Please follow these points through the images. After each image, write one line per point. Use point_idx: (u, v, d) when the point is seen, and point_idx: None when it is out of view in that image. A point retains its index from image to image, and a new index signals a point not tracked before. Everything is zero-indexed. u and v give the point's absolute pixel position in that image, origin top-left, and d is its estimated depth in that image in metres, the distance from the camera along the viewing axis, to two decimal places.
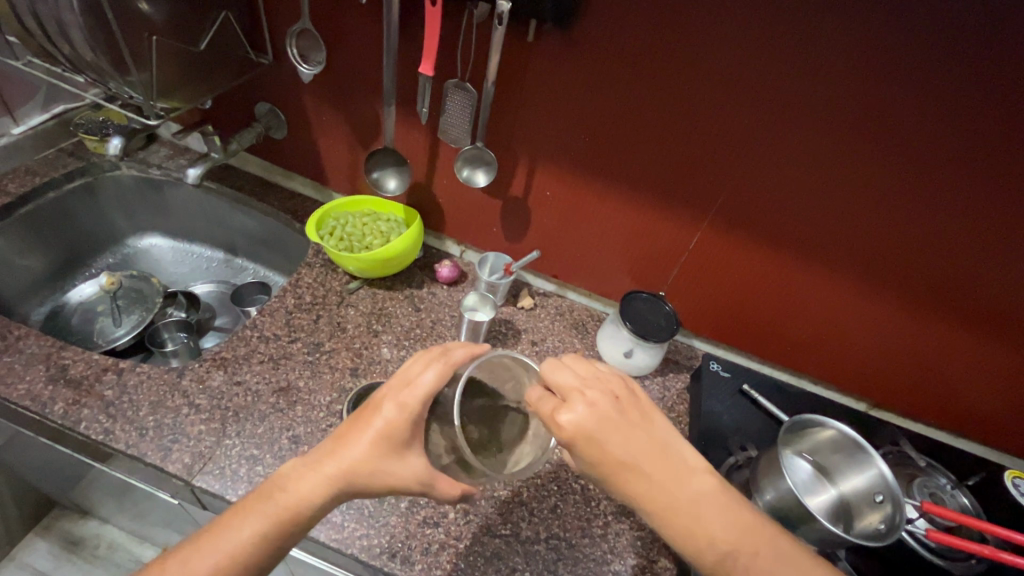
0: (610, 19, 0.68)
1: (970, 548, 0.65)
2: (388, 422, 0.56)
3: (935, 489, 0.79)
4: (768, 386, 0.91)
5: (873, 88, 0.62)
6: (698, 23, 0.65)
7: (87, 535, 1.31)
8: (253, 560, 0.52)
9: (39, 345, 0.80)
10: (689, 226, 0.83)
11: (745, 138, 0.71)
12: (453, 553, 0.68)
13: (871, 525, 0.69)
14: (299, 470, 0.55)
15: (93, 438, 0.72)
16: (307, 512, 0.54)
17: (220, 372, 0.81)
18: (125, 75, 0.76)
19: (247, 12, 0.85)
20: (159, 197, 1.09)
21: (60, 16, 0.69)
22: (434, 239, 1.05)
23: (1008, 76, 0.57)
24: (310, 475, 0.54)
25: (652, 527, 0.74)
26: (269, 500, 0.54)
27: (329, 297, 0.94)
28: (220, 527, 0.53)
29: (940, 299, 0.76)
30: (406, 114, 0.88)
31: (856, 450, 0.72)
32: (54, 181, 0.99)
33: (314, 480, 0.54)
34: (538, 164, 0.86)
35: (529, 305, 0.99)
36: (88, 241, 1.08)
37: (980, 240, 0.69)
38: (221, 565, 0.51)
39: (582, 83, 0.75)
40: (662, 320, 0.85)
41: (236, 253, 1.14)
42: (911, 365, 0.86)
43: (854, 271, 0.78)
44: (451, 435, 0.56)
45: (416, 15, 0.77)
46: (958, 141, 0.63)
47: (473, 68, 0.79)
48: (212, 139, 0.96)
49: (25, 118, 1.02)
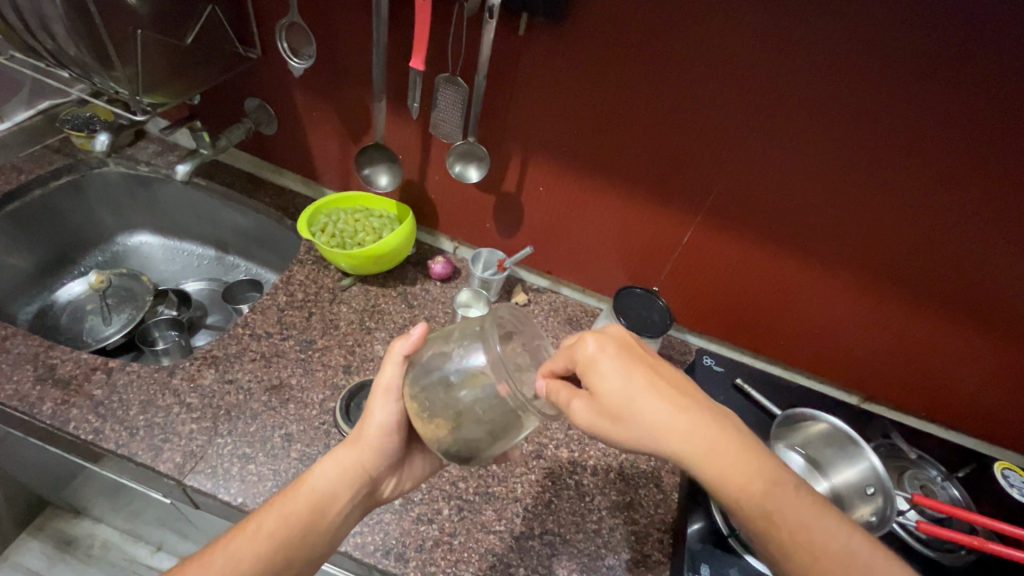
0: (603, 12, 0.67)
1: (961, 539, 0.65)
2: (390, 416, 0.61)
3: (925, 481, 0.81)
4: (761, 381, 0.91)
5: (865, 82, 0.62)
6: (692, 17, 0.64)
7: (80, 535, 1.30)
8: (278, 556, 0.55)
9: (27, 345, 0.79)
10: (682, 219, 0.83)
11: (739, 130, 0.71)
12: (448, 549, 0.68)
13: (862, 517, 0.69)
14: (314, 469, 0.60)
15: (82, 438, 0.72)
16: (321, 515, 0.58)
17: (211, 370, 0.80)
18: (111, 71, 0.75)
19: (235, 6, 0.84)
20: (148, 194, 1.08)
21: (41, 9, 0.68)
22: (427, 236, 1.04)
23: (999, 70, 0.57)
24: (324, 471, 0.60)
25: (646, 522, 0.74)
26: (290, 501, 0.58)
27: (321, 294, 0.93)
28: (244, 529, 0.56)
29: (934, 292, 0.77)
30: (398, 110, 0.88)
31: (849, 443, 0.73)
32: (40, 178, 0.98)
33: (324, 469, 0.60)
34: (531, 159, 0.85)
35: (523, 301, 0.99)
36: (76, 239, 1.07)
37: (972, 233, 0.69)
38: (246, 564, 0.53)
39: (574, 77, 0.74)
40: (656, 315, 0.85)
41: (227, 250, 1.13)
42: (903, 357, 0.86)
43: (849, 263, 0.78)
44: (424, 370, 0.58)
45: (407, 9, 0.77)
46: (953, 135, 0.62)
47: (464, 62, 0.78)
48: (200, 135, 0.94)
49: (10, 114, 1.01)
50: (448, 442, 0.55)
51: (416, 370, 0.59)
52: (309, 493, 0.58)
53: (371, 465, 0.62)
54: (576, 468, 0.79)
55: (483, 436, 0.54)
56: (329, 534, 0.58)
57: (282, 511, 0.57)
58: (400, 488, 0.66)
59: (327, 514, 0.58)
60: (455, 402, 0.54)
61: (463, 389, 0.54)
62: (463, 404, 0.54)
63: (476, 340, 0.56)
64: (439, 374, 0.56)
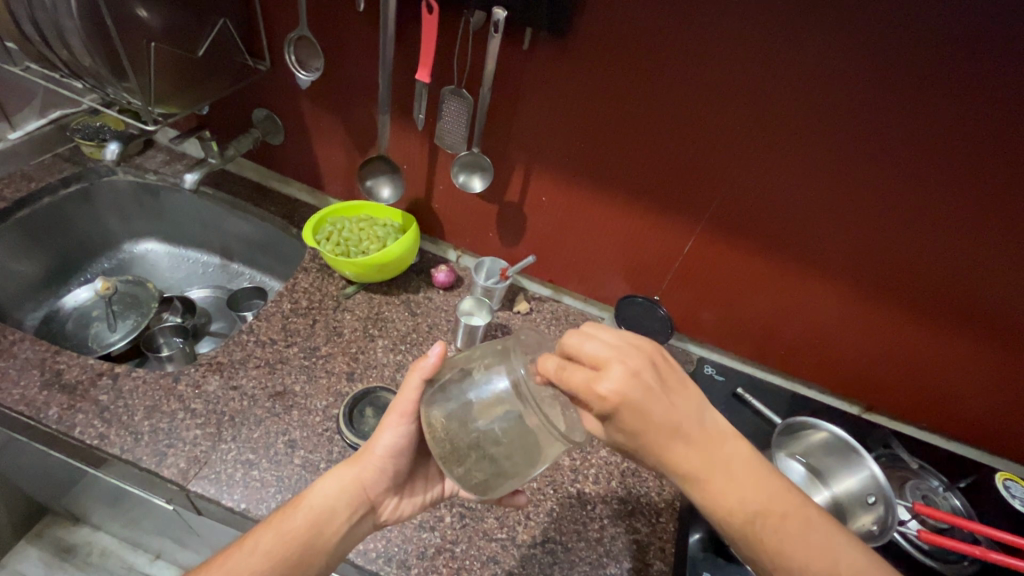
0: (607, 26, 0.69)
1: (961, 548, 0.65)
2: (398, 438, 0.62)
3: (928, 491, 0.81)
4: (763, 391, 0.92)
5: (862, 93, 0.63)
6: (692, 31, 0.66)
7: (79, 542, 1.30)
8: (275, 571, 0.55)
9: (34, 350, 0.80)
10: (682, 229, 0.84)
11: (738, 140, 0.72)
12: (450, 557, 0.68)
13: (864, 526, 0.70)
14: (315, 485, 0.61)
15: (87, 443, 0.72)
16: (320, 539, 0.58)
17: (216, 376, 0.81)
18: (124, 82, 0.76)
19: (244, 19, 0.86)
20: (156, 202, 1.09)
21: (58, 19, 0.69)
22: (430, 245, 1.05)
23: (993, 80, 0.58)
24: (325, 487, 0.61)
25: (648, 530, 0.75)
26: (290, 517, 0.58)
27: (325, 301, 0.94)
28: (241, 545, 0.56)
29: (933, 303, 0.77)
30: (403, 120, 0.89)
31: (849, 452, 0.75)
32: (50, 187, 1.00)
33: (323, 490, 0.60)
34: (534, 169, 0.87)
35: (525, 310, 0.99)
36: (84, 247, 1.08)
37: (969, 242, 0.70)
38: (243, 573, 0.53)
39: (577, 88, 0.76)
40: (656, 324, 0.87)
41: (232, 259, 1.14)
42: (900, 366, 0.86)
43: (848, 272, 0.79)
44: (444, 408, 0.56)
45: (413, 23, 0.79)
46: (948, 145, 0.64)
47: (469, 74, 0.80)
48: (209, 145, 0.99)
49: (22, 124, 1.02)
50: (464, 465, 0.55)
51: (436, 390, 0.58)
52: (306, 509, 0.59)
53: (370, 485, 0.62)
54: (578, 476, 0.79)
55: (502, 464, 0.54)
56: (325, 555, 0.58)
57: (279, 527, 0.57)
58: (400, 513, 0.65)
59: (323, 533, 0.58)
60: (480, 423, 0.54)
61: (488, 413, 0.55)
62: (486, 439, 0.54)
63: (500, 360, 0.57)
64: (461, 394, 0.56)
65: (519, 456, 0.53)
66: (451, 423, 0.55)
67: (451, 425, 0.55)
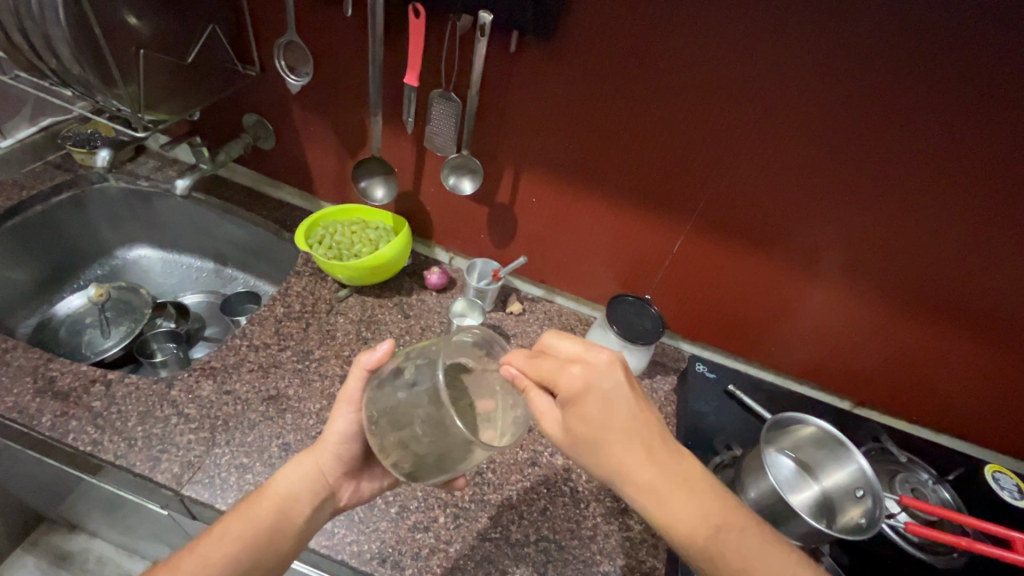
0: (594, 30, 0.70)
1: (948, 539, 0.66)
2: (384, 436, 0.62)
3: (916, 484, 0.82)
4: (754, 388, 0.93)
5: (845, 90, 0.64)
6: (676, 30, 0.66)
7: (75, 550, 1.30)
8: (244, 556, 0.56)
9: (27, 358, 0.80)
10: (671, 228, 0.85)
11: (723, 138, 0.73)
12: (444, 557, 0.69)
13: (853, 520, 0.71)
14: (277, 474, 0.62)
15: (80, 450, 0.72)
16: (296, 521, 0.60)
17: (209, 381, 0.81)
18: (113, 89, 0.77)
19: (234, 24, 0.87)
20: (147, 209, 1.10)
21: (46, 27, 0.70)
22: (423, 247, 1.06)
23: (971, 75, 0.59)
24: (288, 475, 0.62)
25: (641, 528, 0.75)
26: (256, 504, 0.59)
27: (318, 305, 0.94)
28: (210, 534, 0.57)
29: (918, 298, 0.78)
30: (393, 124, 0.90)
31: (837, 446, 0.75)
32: (41, 195, 1.00)
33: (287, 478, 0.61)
34: (523, 171, 0.87)
35: (517, 310, 1.00)
36: (76, 254, 1.08)
37: (954, 236, 0.71)
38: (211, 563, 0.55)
39: (563, 89, 0.76)
40: (648, 323, 0.86)
41: (225, 263, 1.14)
42: (889, 361, 0.87)
43: (835, 267, 0.80)
44: (379, 400, 0.54)
45: (401, 27, 0.79)
46: (931, 140, 0.64)
47: (456, 78, 0.81)
48: (200, 151, 0.97)
49: (12, 132, 1.02)
50: (395, 459, 0.53)
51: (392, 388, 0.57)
52: (273, 497, 0.60)
53: (329, 471, 0.63)
54: (571, 475, 0.79)
55: (426, 460, 0.51)
56: (292, 539, 0.59)
57: (246, 517, 0.58)
58: (358, 494, 0.67)
59: (290, 515, 0.59)
60: (406, 423, 0.51)
61: (409, 414, 0.51)
62: (410, 439, 0.51)
63: (428, 359, 0.52)
64: (391, 390, 0.54)
65: (443, 455, 0.50)
66: (381, 418, 0.54)
67: (382, 421, 0.53)
